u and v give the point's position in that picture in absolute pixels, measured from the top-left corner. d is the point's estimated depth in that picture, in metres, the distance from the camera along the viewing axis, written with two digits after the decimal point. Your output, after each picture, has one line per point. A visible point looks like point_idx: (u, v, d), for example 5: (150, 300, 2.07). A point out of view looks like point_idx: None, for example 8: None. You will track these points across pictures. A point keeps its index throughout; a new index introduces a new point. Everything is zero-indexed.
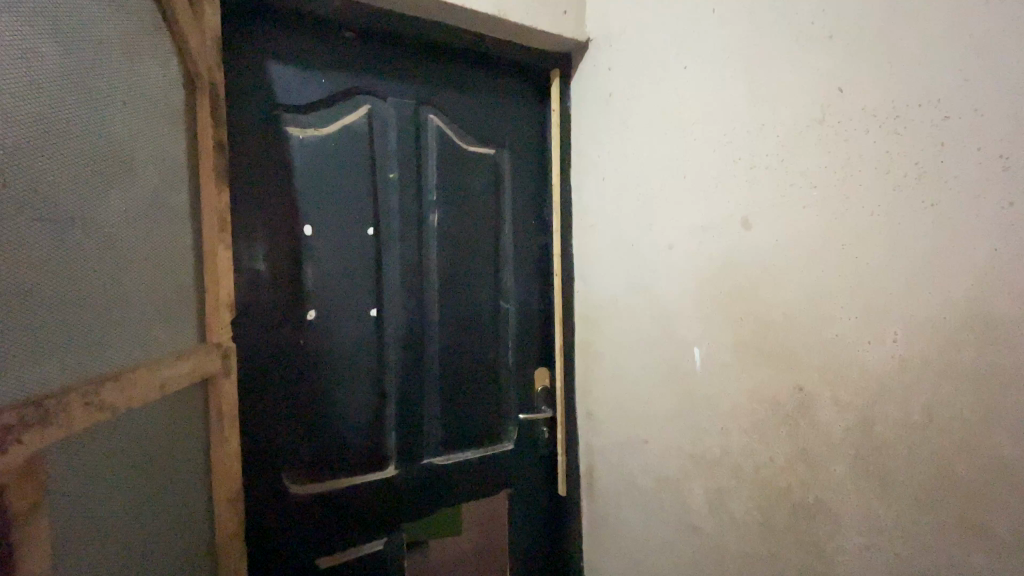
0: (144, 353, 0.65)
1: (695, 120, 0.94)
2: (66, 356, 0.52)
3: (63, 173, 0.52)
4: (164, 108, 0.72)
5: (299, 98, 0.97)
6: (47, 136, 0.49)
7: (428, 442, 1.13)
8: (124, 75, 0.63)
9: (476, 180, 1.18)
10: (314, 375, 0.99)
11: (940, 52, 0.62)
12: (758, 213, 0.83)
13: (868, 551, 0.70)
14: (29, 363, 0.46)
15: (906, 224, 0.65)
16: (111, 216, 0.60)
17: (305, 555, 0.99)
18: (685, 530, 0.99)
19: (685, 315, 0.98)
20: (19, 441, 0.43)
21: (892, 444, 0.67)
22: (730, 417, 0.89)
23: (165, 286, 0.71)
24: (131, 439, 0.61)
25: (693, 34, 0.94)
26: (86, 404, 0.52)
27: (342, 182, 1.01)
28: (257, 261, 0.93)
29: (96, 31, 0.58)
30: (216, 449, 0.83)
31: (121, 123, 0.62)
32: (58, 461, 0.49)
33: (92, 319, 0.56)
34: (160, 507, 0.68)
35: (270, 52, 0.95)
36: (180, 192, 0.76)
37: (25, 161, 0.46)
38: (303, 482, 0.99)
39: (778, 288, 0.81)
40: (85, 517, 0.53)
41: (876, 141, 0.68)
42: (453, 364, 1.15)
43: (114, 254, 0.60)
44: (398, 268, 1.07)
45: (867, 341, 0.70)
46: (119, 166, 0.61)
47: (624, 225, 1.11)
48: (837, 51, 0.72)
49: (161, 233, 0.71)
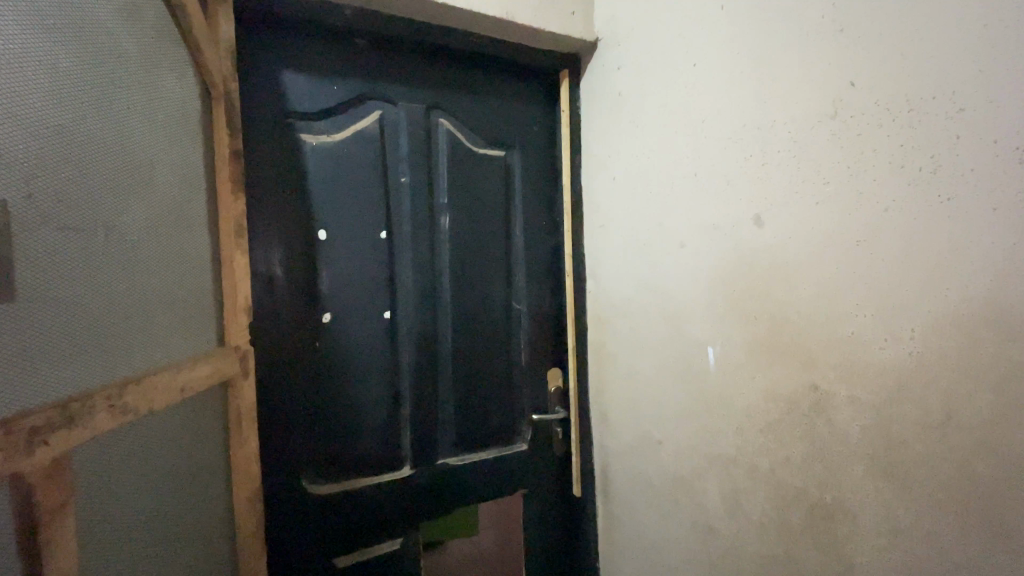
0: (165, 356, 0.67)
1: (705, 118, 0.94)
2: (90, 360, 0.54)
3: (85, 184, 0.54)
4: (181, 119, 0.74)
5: (312, 105, 0.99)
6: (70, 148, 0.52)
7: (442, 443, 1.14)
8: (141, 88, 0.65)
9: (487, 182, 1.18)
10: (330, 376, 1.01)
11: (954, 43, 0.61)
12: (770, 210, 0.83)
13: (888, 551, 0.69)
14: (54, 367, 0.48)
15: (922, 218, 0.64)
16: (132, 224, 0.62)
17: (323, 554, 1.01)
18: (702, 530, 0.98)
19: (698, 315, 0.97)
20: (47, 442, 0.45)
21: (910, 443, 0.66)
22: (746, 417, 0.88)
23: (184, 292, 0.73)
24: (153, 441, 0.63)
25: (702, 31, 0.94)
26: (111, 407, 0.54)
27: (354, 186, 1.02)
28: (273, 266, 0.95)
29: (115, 46, 0.60)
30: (235, 450, 0.84)
31: (140, 135, 0.64)
32: (83, 462, 0.51)
33: (115, 323, 0.58)
34: (181, 507, 0.69)
35: (283, 61, 0.97)
36: (197, 199, 0.78)
37: (50, 172, 0.49)
38: (320, 482, 1.00)
39: (792, 286, 0.80)
40: (110, 515, 0.55)
41: (889, 136, 0.67)
42: (467, 365, 1.16)
43: (135, 262, 0.62)
44: (411, 271, 1.09)
45: (884, 339, 0.68)
46: (139, 177, 0.64)
47: (636, 224, 1.11)
48: (846, 46, 0.71)
49: (181, 241, 0.73)
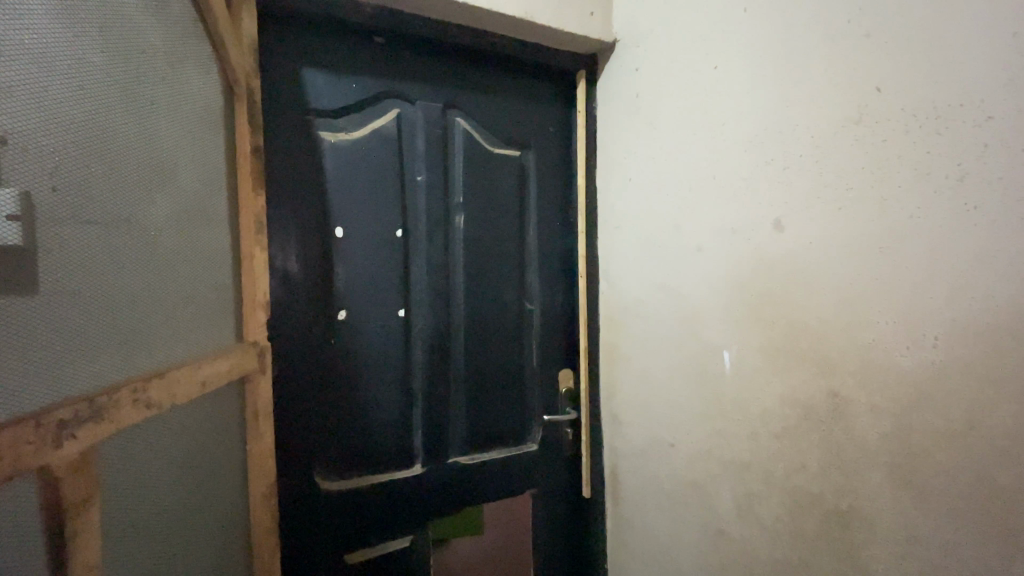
0: (187, 351, 0.68)
1: (725, 120, 0.93)
2: (113, 355, 0.54)
3: (110, 179, 0.54)
4: (205, 115, 0.75)
5: (330, 102, 0.99)
6: (95, 142, 0.52)
7: (453, 442, 1.14)
8: (165, 83, 0.65)
9: (502, 182, 1.18)
10: (344, 373, 1.01)
11: (984, 52, 0.60)
12: (791, 214, 0.82)
13: (905, 559, 0.69)
14: (78, 361, 0.49)
15: (947, 226, 0.64)
16: (155, 219, 0.62)
17: (334, 551, 1.01)
18: (713, 533, 0.98)
19: (714, 318, 0.97)
20: (74, 436, 0.46)
21: (931, 451, 0.66)
22: (762, 422, 0.88)
23: (205, 287, 0.74)
24: (174, 435, 0.63)
25: (724, 34, 0.93)
26: (135, 401, 0.54)
27: (371, 185, 1.03)
28: (290, 262, 0.96)
29: (140, 41, 0.60)
30: (251, 445, 0.84)
31: (165, 130, 0.65)
32: (108, 457, 0.51)
33: (138, 319, 0.58)
34: (199, 500, 0.70)
35: (303, 58, 0.97)
36: (219, 194, 0.78)
37: (75, 165, 0.49)
38: (332, 479, 1.01)
39: (812, 292, 0.80)
40: (131, 510, 0.55)
41: (916, 142, 0.66)
42: (479, 365, 1.16)
43: (158, 256, 0.63)
44: (426, 269, 1.09)
45: (905, 346, 0.68)
46: (163, 173, 0.64)
47: (653, 225, 1.10)
48: (873, 50, 0.71)
49: (202, 236, 0.73)
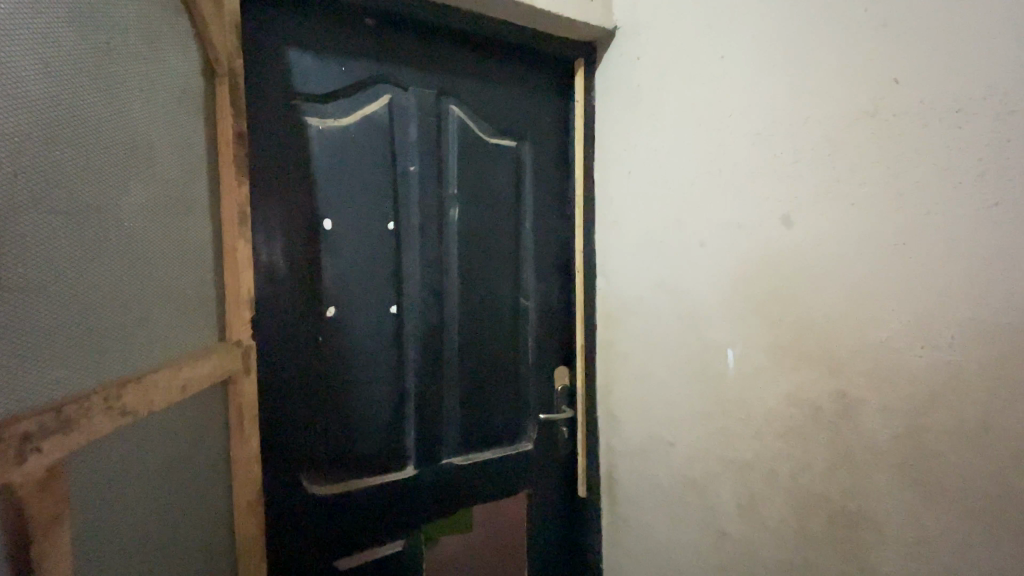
0: (165, 351, 0.63)
1: (731, 112, 0.91)
2: (83, 358, 0.49)
3: (79, 164, 0.49)
4: (183, 97, 0.69)
5: (318, 87, 0.94)
6: (62, 122, 0.47)
7: (447, 442, 1.10)
8: (139, 60, 0.60)
9: (498, 173, 1.14)
10: (334, 372, 0.96)
11: (1009, 42, 0.58)
12: (800, 210, 0.80)
13: (914, 560, 0.68)
14: (44, 365, 0.44)
15: (966, 223, 0.62)
16: (129, 208, 0.57)
17: (324, 557, 0.97)
18: (714, 533, 0.97)
19: (717, 316, 0.95)
20: (39, 449, 0.41)
21: (943, 453, 0.65)
22: (766, 422, 0.86)
23: (185, 282, 0.68)
24: (152, 443, 0.58)
25: (730, 22, 0.90)
26: (108, 408, 0.49)
27: (362, 175, 0.98)
28: (276, 256, 0.90)
29: (111, 12, 0.55)
30: (235, 450, 0.80)
31: (139, 112, 0.59)
32: (77, 470, 0.47)
33: (111, 318, 0.53)
34: (180, 511, 0.65)
35: (288, 39, 0.91)
36: (199, 183, 0.73)
37: (39, 147, 0.44)
38: (322, 482, 0.97)
39: (821, 289, 0.78)
40: (104, 527, 0.51)
41: (934, 135, 0.65)
42: (473, 363, 1.12)
43: (133, 248, 0.57)
44: (419, 263, 1.04)
45: (919, 346, 0.67)
46: (137, 158, 0.59)
47: (654, 220, 1.08)
48: (891, 39, 0.68)
49: (181, 227, 0.68)
